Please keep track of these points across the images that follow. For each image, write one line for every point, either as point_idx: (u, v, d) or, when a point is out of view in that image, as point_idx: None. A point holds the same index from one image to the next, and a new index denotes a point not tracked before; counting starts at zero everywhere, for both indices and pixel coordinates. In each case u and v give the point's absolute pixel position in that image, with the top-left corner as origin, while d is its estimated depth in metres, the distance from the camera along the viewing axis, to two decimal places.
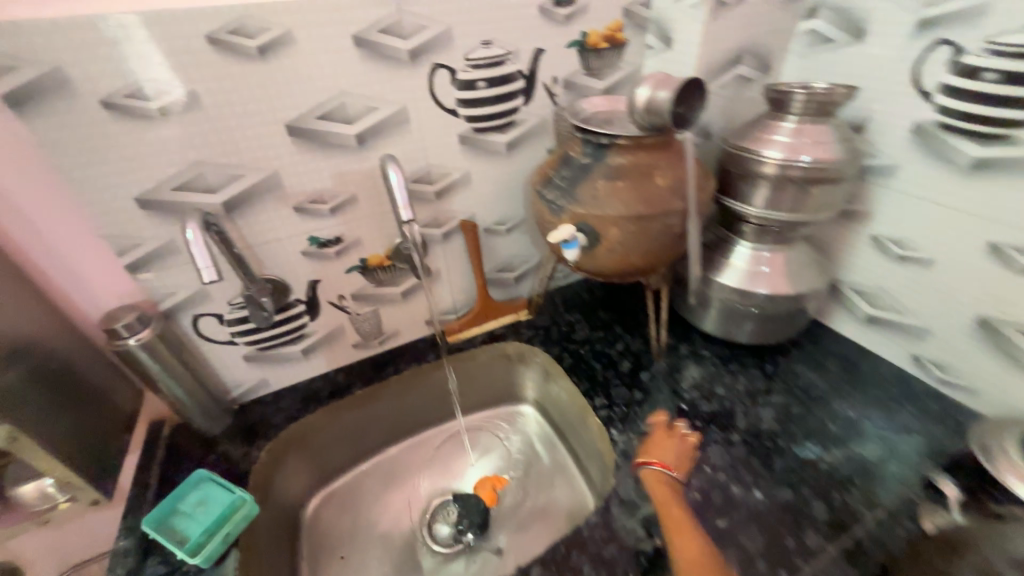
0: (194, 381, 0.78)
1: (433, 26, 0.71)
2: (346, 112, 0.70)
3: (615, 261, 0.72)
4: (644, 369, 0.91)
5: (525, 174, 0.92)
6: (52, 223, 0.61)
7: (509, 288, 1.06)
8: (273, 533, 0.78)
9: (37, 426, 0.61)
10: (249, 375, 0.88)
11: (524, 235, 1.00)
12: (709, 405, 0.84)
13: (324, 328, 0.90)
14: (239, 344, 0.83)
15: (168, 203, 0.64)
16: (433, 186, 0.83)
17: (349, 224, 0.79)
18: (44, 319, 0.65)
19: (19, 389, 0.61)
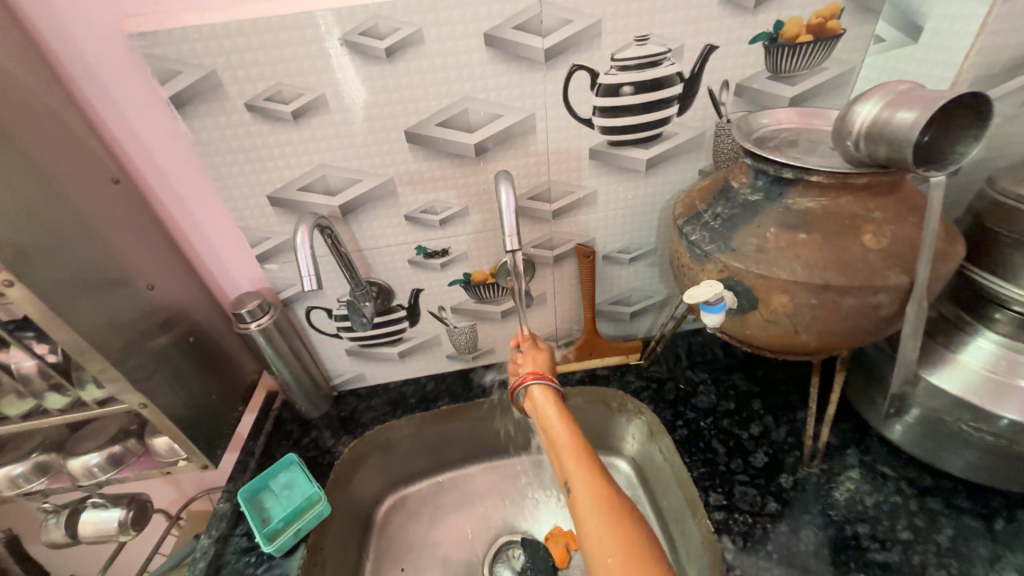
0: (301, 367, 0.83)
1: (578, 19, 0.59)
2: (467, 119, 0.63)
3: (776, 337, 0.53)
4: (785, 471, 0.70)
5: (664, 198, 0.75)
6: (206, 210, 0.68)
7: (622, 324, 0.91)
8: (341, 530, 0.77)
9: (177, 387, 0.69)
10: (351, 367, 0.91)
11: (652, 267, 0.84)
12: (883, 553, 0.60)
13: (421, 336, 0.88)
14: (343, 339, 0.85)
15: (294, 203, 0.67)
16: (551, 205, 0.73)
17: (456, 237, 0.74)
18: (194, 293, 0.73)
19: (169, 352, 0.69)
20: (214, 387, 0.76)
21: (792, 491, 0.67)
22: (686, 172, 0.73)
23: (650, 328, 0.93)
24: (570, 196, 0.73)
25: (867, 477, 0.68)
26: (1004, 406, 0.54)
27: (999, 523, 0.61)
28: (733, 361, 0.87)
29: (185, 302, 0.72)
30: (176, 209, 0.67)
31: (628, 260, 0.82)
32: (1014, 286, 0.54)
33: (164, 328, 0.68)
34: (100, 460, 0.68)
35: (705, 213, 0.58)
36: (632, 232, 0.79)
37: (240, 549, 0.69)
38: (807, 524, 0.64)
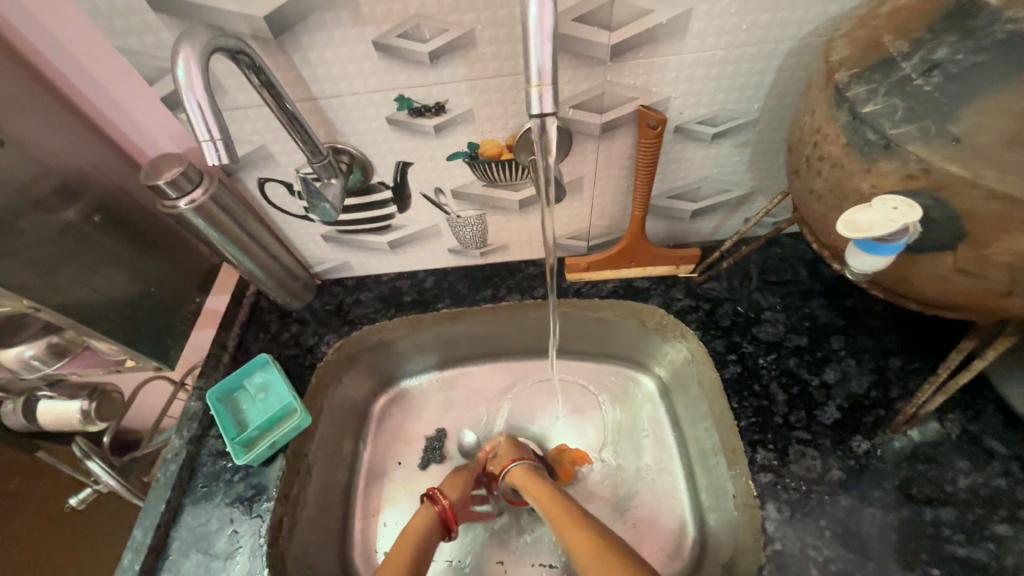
0: (266, 255, 0.66)
1: None
2: None
3: (964, 296, 0.32)
4: (861, 434, 0.55)
5: (799, 31, 0.45)
6: (61, 18, 0.43)
7: (678, 225, 0.69)
8: (329, 433, 0.70)
9: (93, 281, 0.55)
10: (332, 254, 0.74)
11: (743, 149, 0.58)
12: (966, 546, 0.49)
13: (415, 224, 0.68)
14: (316, 222, 0.67)
15: (194, 8, 0.41)
16: (610, 36, 0.45)
17: (458, 83, 0.48)
18: (95, 150, 0.53)
19: (70, 238, 0.53)
20: (157, 275, 0.61)
21: (865, 458, 0.54)
22: None
23: (714, 231, 0.70)
24: (644, 19, 0.44)
25: (969, 452, 0.53)
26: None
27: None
28: (818, 284, 0.66)
29: (77, 164, 0.52)
30: (15, 13, 0.43)
31: (711, 136, 0.55)
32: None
33: (49, 205, 0.51)
34: (39, 352, 0.58)
35: (906, 60, 0.31)
36: (728, 91, 0.51)
37: (215, 453, 0.63)
38: (874, 500, 0.52)
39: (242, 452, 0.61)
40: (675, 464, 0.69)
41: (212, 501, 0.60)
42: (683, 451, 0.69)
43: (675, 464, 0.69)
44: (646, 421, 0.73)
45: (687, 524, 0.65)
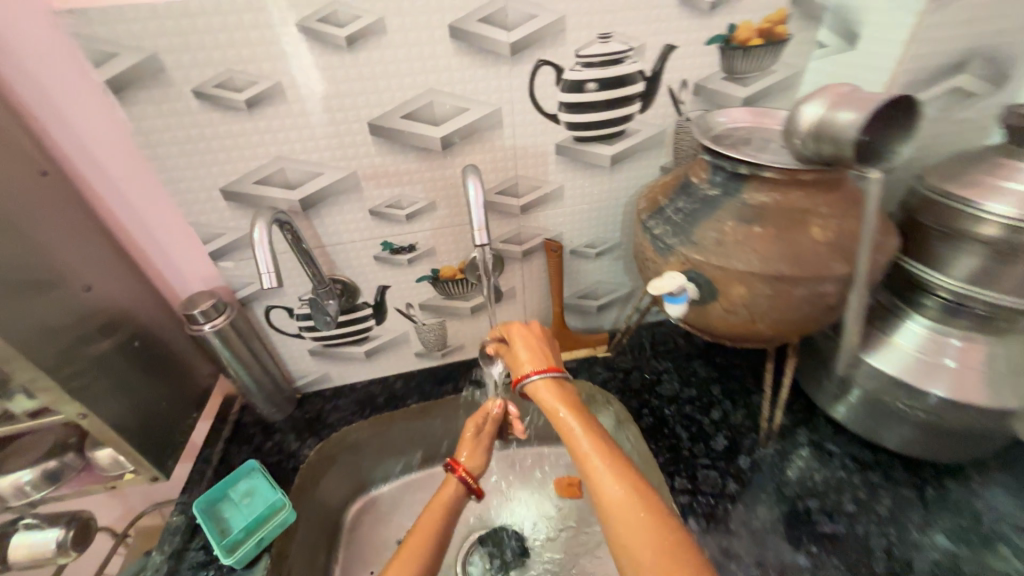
0: (261, 370, 0.78)
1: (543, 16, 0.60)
2: (432, 112, 0.63)
3: (735, 326, 0.56)
4: (743, 453, 0.74)
5: (629, 192, 0.77)
6: (148, 205, 0.63)
7: (590, 317, 0.93)
8: (309, 535, 0.74)
9: (123, 396, 0.64)
10: (316, 371, 0.88)
11: (618, 261, 0.86)
12: (832, 524, 0.65)
13: (388, 334, 0.86)
14: (306, 339, 0.82)
15: (251, 197, 0.64)
16: (519, 200, 0.73)
17: (424, 232, 0.73)
18: (139, 294, 0.69)
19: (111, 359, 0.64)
20: (166, 394, 0.71)
21: (750, 471, 0.71)
22: (647, 166, 0.75)
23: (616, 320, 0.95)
24: (537, 191, 0.73)
25: (817, 455, 0.72)
26: (930, 383, 0.60)
27: (929, 490, 0.67)
28: (694, 350, 0.90)
29: (125, 303, 0.66)
30: (116, 204, 0.62)
31: (595, 254, 0.83)
32: (942, 274, 0.59)
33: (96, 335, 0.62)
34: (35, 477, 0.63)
35: (667, 208, 0.60)
36: (598, 226, 0.80)
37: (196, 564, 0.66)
38: (763, 502, 0.68)
39: (228, 556, 0.65)
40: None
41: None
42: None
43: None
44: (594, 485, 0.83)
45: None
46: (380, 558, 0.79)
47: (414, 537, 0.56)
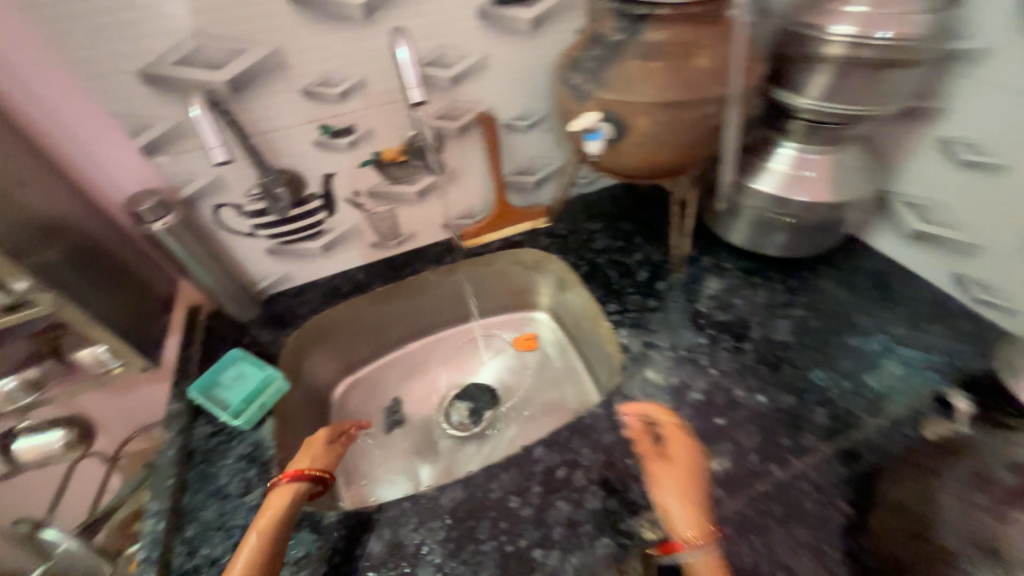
0: (211, 259, 0.91)
1: (253, 48, 0.74)
2: (208, 55, 0.72)
3: (645, 156, 0.77)
4: (661, 280, 1.02)
5: (544, 61, 0.95)
6: (99, 135, 0.75)
7: (527, 194, 1.18)
8: (297, 421, 0.94)
9: (82, 305, 0.74)
10: (278, 267, 1.05)
11: (544, 132, 1.08)
12: (724, 315, 0.95)
13: (341, 226, 1.04)
14: (259, 237, 0.97)
15: (182, 80, 0.72)
16: (448, 72, 0.88)
17: (365, 112, 0.87)
18: (74, 198, 0.78)
19: (66, 262, 0.75)
20: (109, 304, 0.80)
21: (666, 290, 1.00)
22: (507, 51, 0.91)
23: (551, 196, 1.22)
24: (464, 62, 0.88)
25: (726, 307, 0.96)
26: (795, 191, 0.87)
27: (844, 261, 1.01)
28: (660, 260, 1.06)
29: (61, 210, 0.75)
30: (67, 138, 0.73)
31: (526, 126, 1.04)
32: (804, 97, 0.80)
33: (43, 242, 0.72)
34: (18, 384, 0.76)
35: (585, 60, 0.78)
36: (525, 101, 0.99)
37: (205, 435, 0.84)
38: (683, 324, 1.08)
39: (236, 421, 0.84)
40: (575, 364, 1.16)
41: (215, 464, 0.80)
42: (581, 358, 1.16)
43: (576, 360, 1.16)
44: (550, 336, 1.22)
45: (591, 391, 1.11)
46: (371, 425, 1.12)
47: (309, 446, 0.77)
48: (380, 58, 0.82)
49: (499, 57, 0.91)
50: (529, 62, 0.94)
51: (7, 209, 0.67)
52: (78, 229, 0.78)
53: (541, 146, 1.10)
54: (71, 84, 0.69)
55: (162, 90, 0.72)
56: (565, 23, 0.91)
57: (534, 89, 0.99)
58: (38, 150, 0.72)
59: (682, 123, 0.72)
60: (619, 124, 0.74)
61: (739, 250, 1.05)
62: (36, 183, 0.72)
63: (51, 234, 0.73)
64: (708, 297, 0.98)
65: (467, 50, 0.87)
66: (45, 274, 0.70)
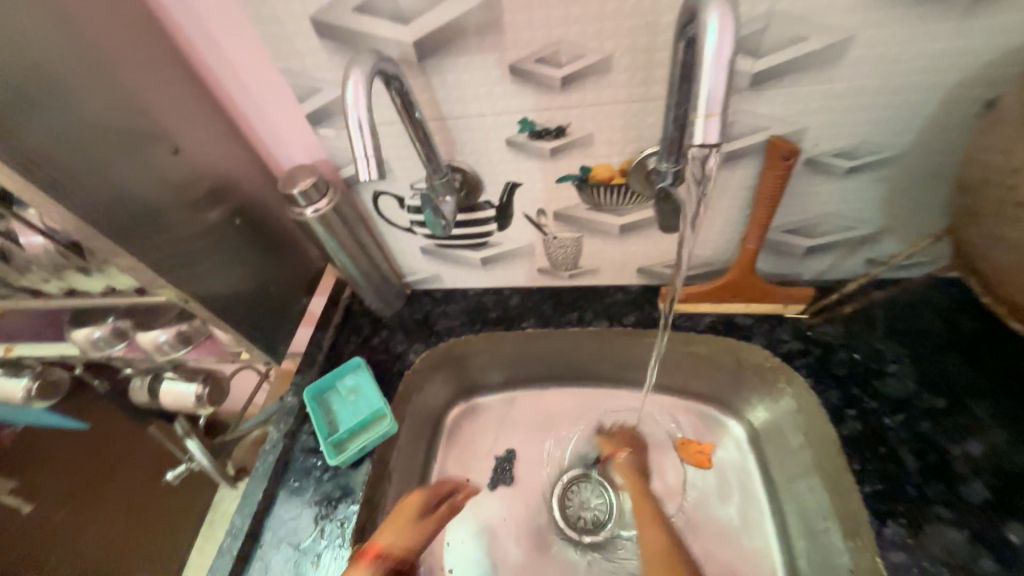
0: (359, 251, 0.76)
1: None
2: (398, 3, 0.48)
3: None
4: (1015, 519, 0.55)
5: (955, 59, 0.48)
6: (266, 91, 0.59)
7: (788, 260, 0.74)
8: (403, 460, 0.80)
9: (213, 288, 0.65)
10: (427, 266, 0.87)
11: (876, 182, 0.61)
12: None
13: (510, 243, 0.79)
14: (416, 235, 0.79)
15: (361, 36, 0.51)
16: (755, 64, 0.50)
17: (588, 110, 0.56)
18: (241, 158, 0.66)
19: (217, 231, 0.66)
20: (248, 283, 0.70)
21: (1023, 550, 0.53)
22: (891, 34, 0.47)
23: (826, 270, 0.75)
24: (793, 49, 0.48)
25: None
26: None
27: None
28: (1022, 476, 0.57)
29: (224, 170, 0.64)
30: (237, 90, 0.60)
31: (846, 168, 0.59)
32: None
33: (198, 207, 0.63)
34: (169, 336, 0.72)
35: None
36: (873, 127, 0.54)
37: (306, 449, 0.76)
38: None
39: (336, 454, 0.73)
40: (762, 533, 0.73)
41: (303, 496, 0.72)
42: (775, 529, 0.73)
43: (764, 526, 0.74)
44: (733, 465, 0.80)
45: None
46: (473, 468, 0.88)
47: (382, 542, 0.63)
48: (649, 28, 0.48)
49: (870, 46, 0.47)
50: (925, 58, 0.48)
51: (168, 167, 0.59)
52: (239, 193, 0.68)
53: (854, 202, 0.64)
54: (239, 21, 0.52)
55: (336, 47, 0.52)
56: None
57: (906, 110, 0.52)
58: (209, 101, 0.61)
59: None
60: None
61: None
62: (202, 138, 0.61)
63: (209, 199, 0.64)
64: None
65: (814, 26, 0.47)
66: (181, 249, 0.60)
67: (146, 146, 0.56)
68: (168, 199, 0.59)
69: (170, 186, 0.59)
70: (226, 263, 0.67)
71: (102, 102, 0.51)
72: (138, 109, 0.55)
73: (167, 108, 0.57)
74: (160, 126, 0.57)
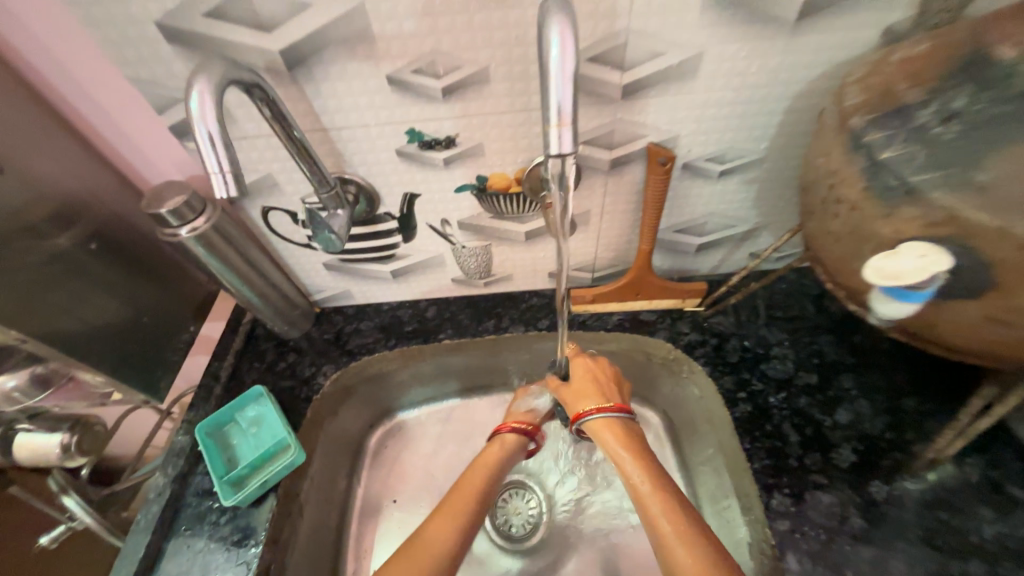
0: (254, 274, 0.71)
1: (321, 3, 0.46)
2: (254, 10, 0.46)
3: (994, 343, 0.37)
4: (878, 477, 0.61)
5: (791, 75, 0.54)
6: (115, 101, 0.53)
7: (683, 258, 0.79)
8: (315, 490, 0.74)
9: (66, 320, 0.58)
10: (334, 283, 0.83)
11: (746, 183, 0.67)
12: None
13: (419, 254, 0.78)
14: (317, 251, 0.75)
15: (218, 44, 0.48)
16: (622, 76, 0.52)
17: (472, 121, 0.56)
18: (96, 175, 0.59)
19: (71, 255, 0.58)
20: (118, 311, 0.63)
21: (885, 504, 0.60)
22: (734, 54, 0.51)
23: (717, 265, 0.81)
24: (652, 63, 0.51)
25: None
26: None
27: None
28: (881, 438, 0.64)
29: (79, 190, 0.58)
30: (79, 99, 0.53)
31: (718, 172, 0.64)
32: None
33: (44, 231, 0.56)
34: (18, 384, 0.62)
35: (920, 112, 0.37)
36: (733, 134, 0.60)
37: (200, 492, 0.69)
38: None
39: (233, 491, 0.67)
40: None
41: (195, 544, 0.65)
42: None
43: None
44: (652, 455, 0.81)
45: None
46: (401, 489, 0.84)
47: (460, 491, 0.61)
48: (518, 41, 0.49)
49: (717, 61, 0.52)
50: (764, 74, 0.53)
51: (0, 187, 0.51)
52: (102, 212, 0.61)
53: (730, 202, 0.70)
54: (74, 29, 0.47)
55: (191, 54, 0.48)
56: (865, 13, 0.49)
57: (758, 119, 0.58)
58: (46, 114, 0.54)
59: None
60: (972, 277, 0.34)
61: None
62: (43, 153, 0.54)
63: (61, 221, 0.57)
64: (957, 540, 0.57)
65: (667, 43, 0.50)
66: (17, 280, 0.53)
67: None
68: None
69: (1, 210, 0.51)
70: (83, 294, 0.60)
71: None
72: None
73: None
74: None
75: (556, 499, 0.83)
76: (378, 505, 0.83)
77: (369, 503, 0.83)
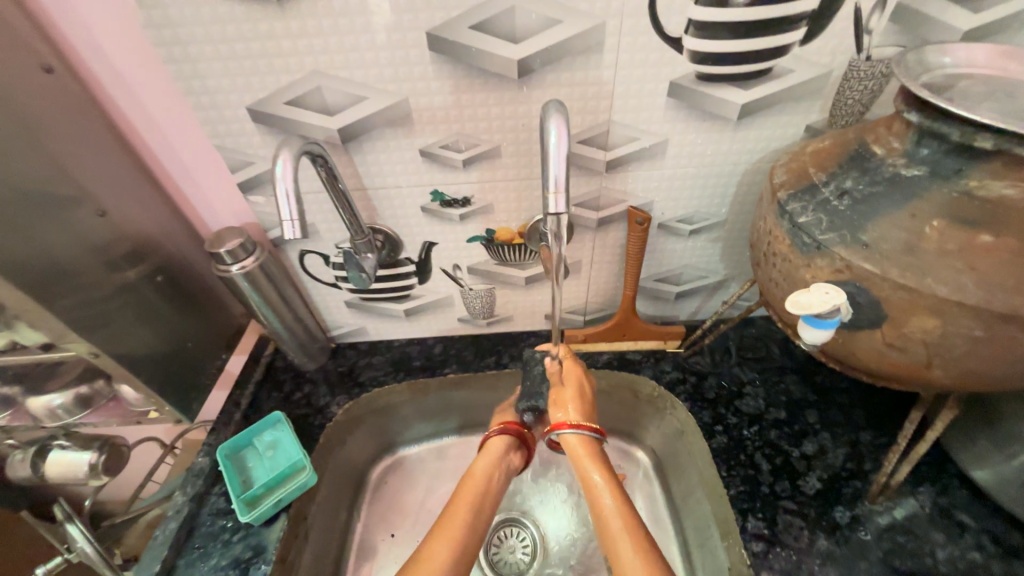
0: (286, 309, 0.80)
1: (373, 97, 0.60)
2: (323, 100, 0.60)
3: (897, 366, 0.47)
4: (842, 504, 0.68)
5: (739, 157, 0.68)
6: (198, 162, 0.66)
7: (663, 304, 0.90)
8: (321, 517, 0.78)
9: (127, 340, 0.65)
10: (352, 320, 0.93)
11: (712, 240, 0.79)
12: None
13: (430, 295, 0.88)
14: (341, 290, 0.86)
15: (292, 123, 0.61)
16: (605, 154, 0.66)
17: (485, 184, 0.69)
18: (168, 219, 0.71)
19: (136, 285, 0.68)
20: (167, 336, 0.72)
21: (848, 528, 0.66)
22: (692, 140, 0.66)
23: (693, 311, 0.91)
24: (629, 145, 0.65)
25: None
26: None
27: None
28: (843, 468, 0.71)
29: (152, 231, 0.68)
30: (168, 160, 0.66)
31: (688, 230, 0.77)
32: None
33: (119, 264, 0.65)
34: (64, 401, 0.69)
35: (825, 189, 0.50)
36: (697, 201, 0.73)
37: (216, 511, 0.73)
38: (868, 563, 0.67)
39: (248, 510, 0.71)
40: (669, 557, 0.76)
41: (208, 562, 0.69)
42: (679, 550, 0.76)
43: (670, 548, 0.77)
44: (641, 491, 0.84)
45: None
46: (400, 523, 0.87)
47: (454, 508, 0.63)
48: (525, 127, 0.63)
49: (680, 145, 0.66)
50: (718, 155, 0.67)
51: (93, 227, 0.62)
52: (165, 251, 0.71)
53: (700, 256, 0.82)
54: (180, 109, 0.61)
55: (268, 130, 0.62)
56: (790, 114, 0.64)
57: (717, 190, 0.72)
58: (139, 170, 0.66)
59: (995, 346, 0.42)
60: (869, 311, 0.45)
61: (984, 497, 0.66)
62: (131, 201, 0.65)
63: (133, 257, 0.67)
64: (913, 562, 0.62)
65: (640, 131, 0.64)
66: (95, 302, 0.62)
67: (71, 208, 0.59)
68: (88, 255, 0.61)
69: (91, 244, 0.61)
70: (141, 319, 0.68)
71: (26, 170, 0.54)
72: (65, 176, 0.58)
73: (99, 174, 0.61)
74: (86, 191, 0.60)
75: (551, 539, 0.83)
76: (377, 537, 0.85)
77: (367, 536, 0.85)
